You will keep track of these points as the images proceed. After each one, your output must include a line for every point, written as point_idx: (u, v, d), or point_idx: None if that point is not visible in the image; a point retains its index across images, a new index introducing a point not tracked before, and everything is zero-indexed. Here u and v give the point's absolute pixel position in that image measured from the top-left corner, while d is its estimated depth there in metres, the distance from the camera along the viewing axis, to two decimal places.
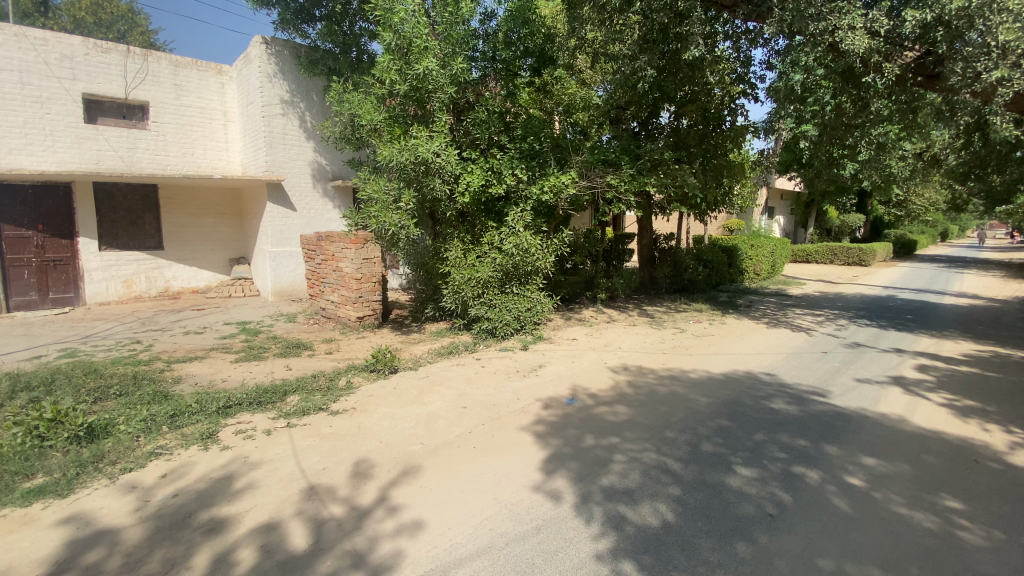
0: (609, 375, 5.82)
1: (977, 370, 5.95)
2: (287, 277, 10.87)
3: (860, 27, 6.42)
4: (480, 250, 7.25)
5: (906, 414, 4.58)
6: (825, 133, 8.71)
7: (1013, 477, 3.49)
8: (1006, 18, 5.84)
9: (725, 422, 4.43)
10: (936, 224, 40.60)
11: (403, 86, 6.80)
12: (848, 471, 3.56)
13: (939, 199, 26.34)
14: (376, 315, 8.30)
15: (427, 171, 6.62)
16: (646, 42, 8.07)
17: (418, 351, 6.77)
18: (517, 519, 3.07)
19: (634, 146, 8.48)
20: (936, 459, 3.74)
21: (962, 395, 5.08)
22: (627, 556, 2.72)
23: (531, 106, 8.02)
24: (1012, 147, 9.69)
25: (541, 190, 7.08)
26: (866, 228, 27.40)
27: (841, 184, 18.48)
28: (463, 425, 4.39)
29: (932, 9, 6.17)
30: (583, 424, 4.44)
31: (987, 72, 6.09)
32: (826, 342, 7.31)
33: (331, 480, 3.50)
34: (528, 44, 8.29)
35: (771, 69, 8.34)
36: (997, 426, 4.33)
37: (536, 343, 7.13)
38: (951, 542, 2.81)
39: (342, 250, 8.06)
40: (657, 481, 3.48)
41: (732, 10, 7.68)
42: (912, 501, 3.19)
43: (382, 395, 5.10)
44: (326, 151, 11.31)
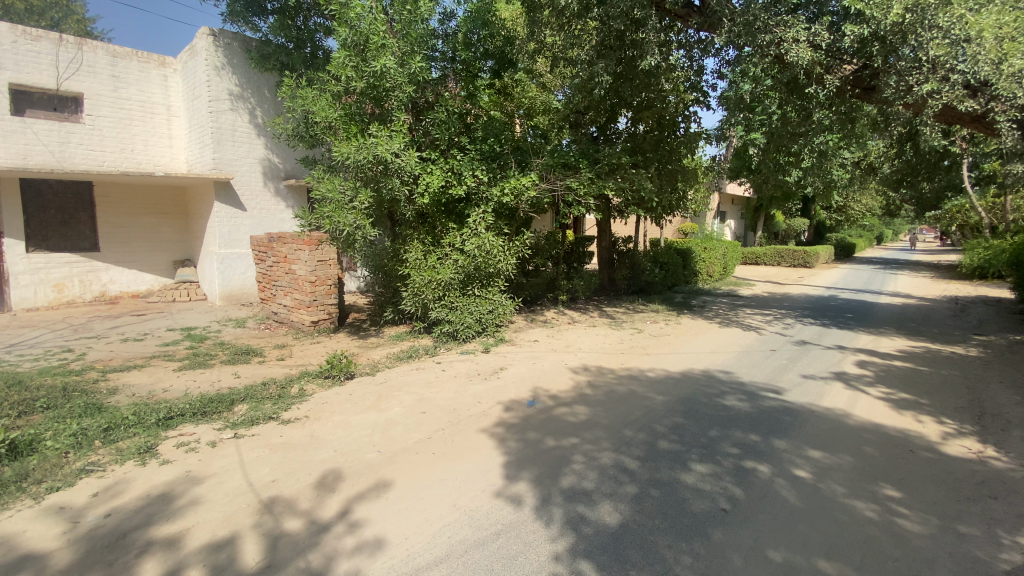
0: (570, 375, 5.87)
1: (911, 365, 6.34)
2: (236, 280, 10.38)
3: (803, 40, 6.77)
4: (441, 252, 7.14)
5: (848, 408, 4.82)
6: (772, 141, 9.11)
7: (944, 465, 3.72)
8: (936, 35, 6.26)
9: (681, 420, 4.54)
10: (872, 229, 43.41)
11: (360, 83, 6.65)
12: (796, 464, 3.71)
13: (876, 206, 28.14)
14: (332, 319, 8.05)
15: (386, 170, 6.47)
16: (604, 48, 8.26)
17: (377, 356, 6.60)
18: (476, 525, 3.00)
19: (593, 150, 8.64)
20: (875, 450, 3.95)
21: (896, 389, 5.41)
22: (585, 557, 2.71)
23: (491, 108, 7.97)
24: (941, 154, 10.43)
25: (502, 192, 7.10)
26: (810, 231, 28.67)
27: (787, 190, 19.37)
28: (423, 431, 4.30)
29: (869, 25, 6.59)
30: (544, 426, 4.43)
31: (919, 85, 6.54)
32: (775, 341, 7.62)
33: (288, 493, 3.34)
34: (488, 45, 8.05)
35: (722, 78, 8.64)
36: (929, 418, 4.62)
37: (497, 346, 7.09)
38: (892, 530, 2.95)
39: (295, 251, 7.77)
40: (615, 480, 3.51)
41: (685, 20, 8.01)
42: (854, 491, 3.35)
43: (337, 402, 4.93)
44: (278, 148, 10.88)
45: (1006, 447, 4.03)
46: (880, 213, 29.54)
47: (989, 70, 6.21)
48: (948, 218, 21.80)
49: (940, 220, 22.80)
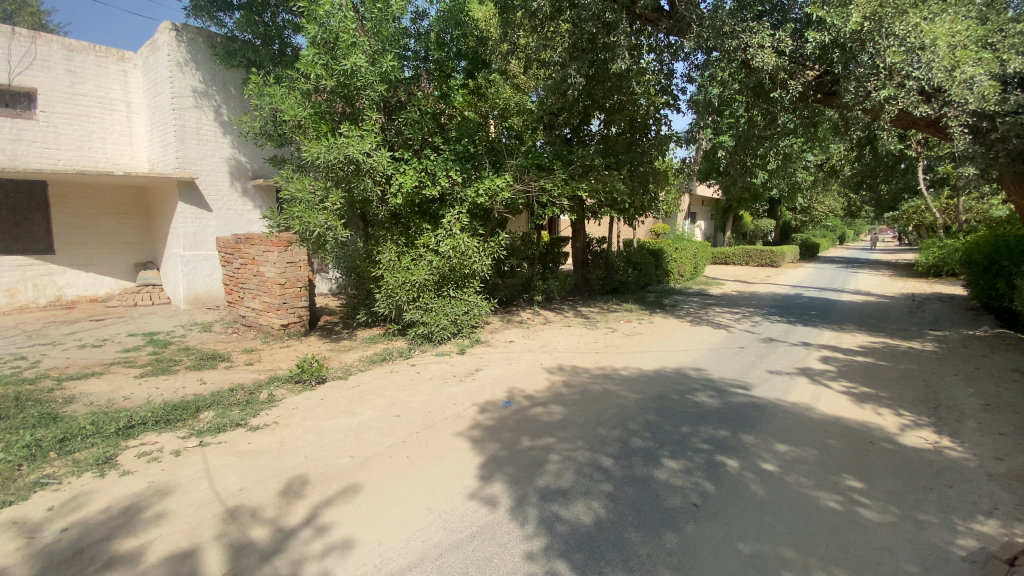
0: (545, 375, 5.89)
1: (871, 359, 6.60)
2: (202, 282, 10.06)
3: (768, 46, 6.98)
4: (415, 252, 7.07)
5: (812, 403, 4.99)
6: (740, 144, 9.36)
7: (902, 456, 3.88)
8: (892, 43, 6.55)
9: (653, 417, 4.61)
10: (834, 229, 45.00)
11: (330, 82, 6.53)
12: (763, 457, 3.81)
13: (838, 207, 29.20)
14: (303, 322, 7.88)
15: (357, 170, 6.39)
16: (576, 50, 8.33)
17: (349, 359, 6.48)
18: (450, 528, 2.98)
19: (567, 151, 8.73)
20: (838, 443, 4.09)
21: (858, 383, 5.62)
22: (560, 556, 2.72)
23: (464, 108, 7.94)
24: (898, 157, 10.89)
25: (477, 193, 7.08)
26: (777, 231, 29.57)
27: (754, 192, 19.93)
28: (396, 435, 4.24)
29: (830, 32, 6.84)
30: (519, 427, 4.43)
31: (876, 91, 6.83)
32: (744, 338, 7.82)
33: (253, 501, 3.25)
34: (461, 46, 7.90)
35: (692, 82, 8.82)
36: (888, 410, 4.81)
37: (473, 347, 7.06)
38: (852, 519, 3.06)
39: (263, 252, 7.58)
40: (589, 478, 3.54)
41: (655, 24, 8.16)
42: (817, 483, 3.47)
43: (308, 407, 4.82)
44: (245, 148, 10.60)
45: (959, 437, 4.23)
46: (842, 214, 30.67)
47: (942, 77, 6.49)
48: (904, 218, 22.80)
49: (898, 220, 23.83)
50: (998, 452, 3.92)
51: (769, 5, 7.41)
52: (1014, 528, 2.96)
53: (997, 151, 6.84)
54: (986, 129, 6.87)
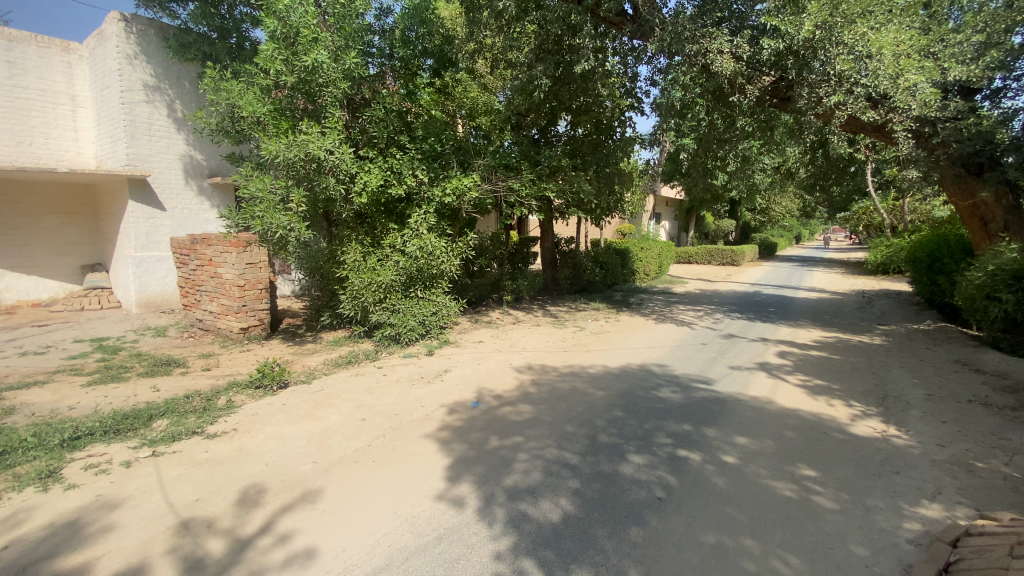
0: (514, 375, 5.90)
1: (824, 353, 6.90)
2: (155, 285, 9.61)
3: (726, 51, 7.25)
4: (381, 253, 6.96)
5: (770, 396, 5.17)
6: (701, 146, 9.63)
7: (853, 445, 4.07)
8: (841, 51, 6.88)
9: (620, 413, 4.68)
10: (790, 229, 46.85)
11: (291, 77, 6.36)
12: (724, 450, 3.93)
13: (794, 208, 30.43)
14: (263, 325, 7.64)
15: (320, 169, 6.24)
16: (543, 51, 8.44)
17: (313, 363, 6.33)
18: (416, 531, 2.94)
19: (535, 151, 8.83)
20: (794, 434, 4.25)
21: (812, 376, 5.87)
22: (528, 555, 2.73)
23: (431, 107, 7.87)
24: (848, 160, 11.42)
25: (444, 192, 7.02)
26: (737, 231, 30.59)
27: (715, 193, 20.57)
28: (361, 439, 4.16)
29: (784, 39, 7.11)
30: (488, 427, 4.42)
31: (828, 97, 7.17)
32: (706, 335, 8.05)
33: (208, 512, 3.13)
34: (426, 43, 7.68)
35: (655, 85, 9.01)
36: (839, 401, 5.04)
37: (441, 348, 7.01)
38: (807, 506, 3.19)
39: (221, 253, 7.33)
40: (557, 476, 3.56)
41: (619, 27, 8.32)
42: (774, 473, 3.60)
43: (269, 413, 4.67)
44: (201, 144, 10.21)
45: (905, 425, 4.47)
46: (796, 214, 31.95)
47: (887, 84, 6.85)
48: (855, 219, 23.95)
49: (849, 220, 25.00)
50: (940, 439, 4.16)
51: (727, 11, 7.63)
52: (953, 510, 3.15)
53: (939, 155, 7.44)
54: (927, 134, 7.48)
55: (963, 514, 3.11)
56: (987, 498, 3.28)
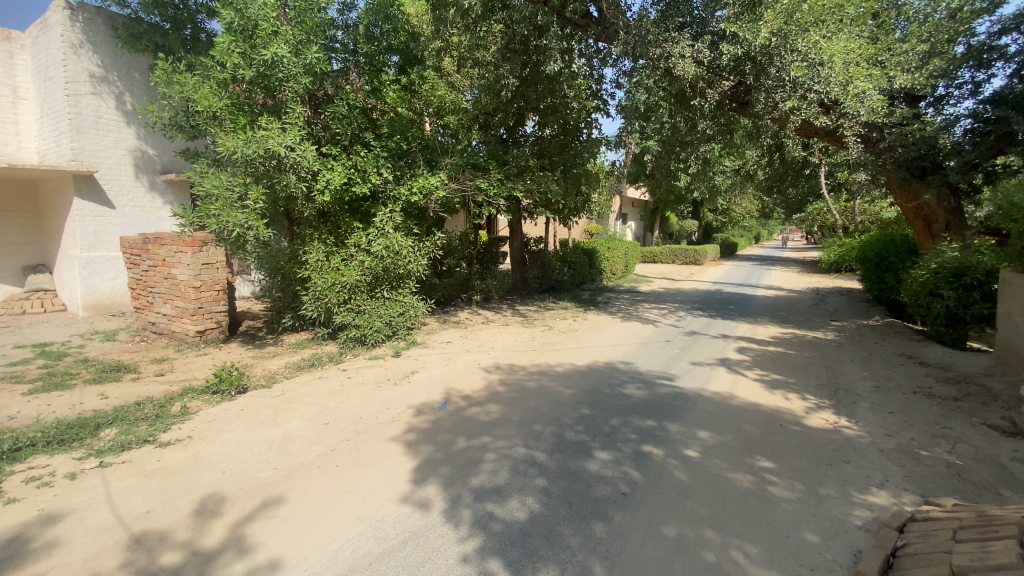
0: (482, 375, 5.88)
1: (781, 349, 7.17)
2: (103, 287, 9.12)
3: (688, 55, 7.39)
4: (345, 253, 6.81)
5: (730, 391, 5.34)
6: (665, 148, 9.85)
7: (807, 436, 4.24)
8: (795, 58, 7.17)
9: (587, 411, 4.74)
10: (750, 229, 48.51)
11: (249, 71, 6.15)
12: (686, 444, 4.03)
13: (754, 209, 31.55)
14: (221, 328, 7.36)
15: (280, 165, 6.05)
16: (509, 51, 8.47)
17: (273, 366, 6.14)
18: (382, 536, 2.90)
19: (502, 151, 8.84)
20: (753, 427, 4.40)
21: (770, 371, 6.09)
22: (494, 555, 2.73)
23: (397, 105, 7.76)
24: (802, 163, 11.92)
25: (410, 191, 6.94)
26: (700, 231, 31.46)
27: (679, 194, 21.10)
28: (324, 444, 4.07)
29: (742, 45, 7.32)
30: (455, 428, 4.39)
31: (783, 102, 7.44)
32: (670, 332, 8.24)
33: (163, 524, 3.00)
34: (392, 40, 7.55)
35: (620, 87, 9.15)
36: (794, 395, 5.25)
37: (408, 349, 6.92)
38: (764, 497, 3.31)
39: (175, 253, 7.03)
40: (524, 475, 3.57)
41: (585, 29, 8.44)
42: (734, 465, 3.71)
43: (227, 419, 4.51)
44: (152, 139, 9.76)
45: (856, 417, 4.69)
46: (755, 215, 33.12)
47: (838, 90, 7.18)
48: (810, 219, 25.01)
49: (805, 221, 26.09)
50: (887, 429, 4.38)
51: (689, 17, 7.86)
52: (900, 497, 3.32)
53: (886, 159, 7.82)
54: (875, 139, 7.80)
55: (909, 500, 3.29)
56: (930, 485, 3.48)
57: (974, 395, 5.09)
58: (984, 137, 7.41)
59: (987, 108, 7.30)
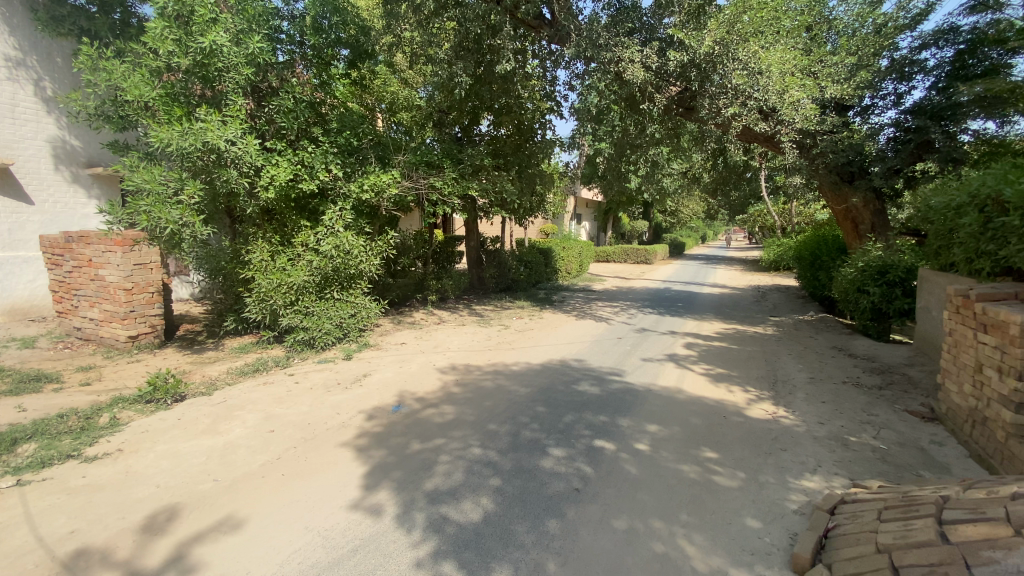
0: (437, 376, 5.82)
1: (725, 344, 7.51)
2: (21, 289, 8.28)
3: (637, 60, 7.60)
4: (292, 252, 6.58)
5: (678, 385, 5.54)
6: (617, 150, 10.10)
7: (748, 427, 4.46)
8: (737, 67, 7.54)
9: (541, 409, 4.78)
10: (696, 230, 50.48)
11: (184, 60, 5.81)
12: (636, 438, 4.15)
13: (700, 210, 32.92)
14: (157, 332, 6.93)
15: (219, 160, 5.76)
16: (462, 49, 8.44)
17: (214, 372, 5.82)
18: (330, 545, 2.82)
19: (457, 150, 8.76)
20: (698, 420, 4.58)
21: (715, 365, 6.36)
22: (447, 557, 2.71)
23: (348, 100, 7.56)
24: (743, 166, 12.57)
25: (361, 188, 6.78)
26: (650, 231, 32.48)
27: (630, 195, 21.72)
28: (269, 452, 3.91)
29: (687, 53, 7.60)
30: (409, 431, 4.32)
31: (725, 108, 7.79)
32: (622, 330, 8.45)
33: (91, 543, 2.79)
34: (341, 32, 7.30)
35: (573, 90, 9.29)
36: (737, 387, 5.51)
37: (360, 351, 6.75)
38: (709, 486, 3.46)
39: (103, 253, 6.57)
40: (478, 475, 3.56)
41: (537, 31, 8.58)
42: (681, 457, 3.85)
43: (162, 429, 4.24)
44: (76, 130, 9.05)
45: (792, 406, 4.98)
46: (701, 216, 34.54)
47: (775, 98, 7.59)
48: (751, 220, 26.33)
49: (747, 222, 27.46)
50: (820, 418, 4.68)
51: (638, 23, 8.07)
52: (831, 481, 3.55)
53: (819, 164, 8.34)
54: (808, 146, 8.40)
55: (839, 483, 3.52)
56: (858, 468, 3.73)
57: (896, 384, 5.51)
58: (905, 144, 8.03)
59: (909, 118, 7.95)
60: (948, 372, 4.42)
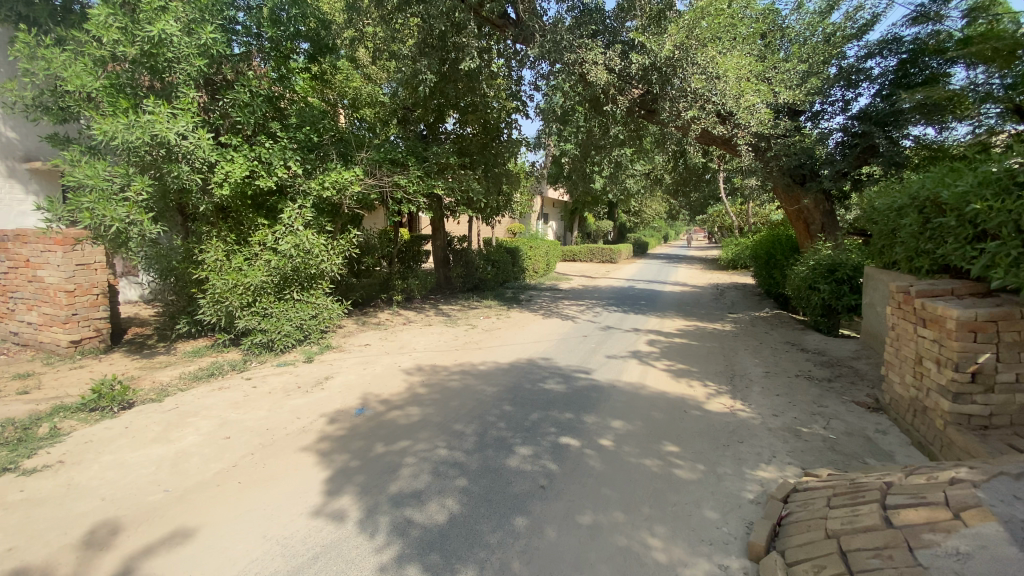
0: (402, 377, 5.75)
1: (686, 340, 7.72)
2: None
3: (600, 62, 7.77)
4: (248, 252, 6.38)
5: (641, 381, 5.66)
6: (582, 151, 10.25)
7: (708, 420, 4.60)
8: (695, 71, 7.77)
9: (507, 408, 4.79)
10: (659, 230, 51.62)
11: (131, 49, 5.54)
12: (601, 434, 4.21)
13: (662, 210, 33.73)
14: (102, 337, 6.56)
15: (169, 155, 5.52)
16: (426, 46, 8.37)
17: (164, 377, 5.56)
18: (290, 553, 2.74)
19: (422, 147, 8.63)
20: (660, 414, 4.69)
21: (677, 361, 6.53)
22: (412, 560, 2.68)
23: (308, 95, 7.37)
24: (702, 168, 12.97)
25: (322, 186, 6.61)
26: (615, 231, 33.05)
27: (595, 195, 22.06)
28: (225, 459, 3.76)
29: (648, 56, 7.80)
30: (372, 433, 4.25)
31: (685, 111, 8.02)
32: (587, 328, 8.57)
33: (28, 562, 2.62)
34: (300, 25, 7.02)
35: (539, 90, 9.33)
36: (697, 382, 5.67)
37: (322, 354, 6.58)
38: (670, 479, 3.55)
39: (41, 253, 6.18)
40: (444, 476, 3.54)
41: (502, 30, 8.63)
42: (643, 451, 3.93)
43: (108, 438, 4.03)
44: (12, 121, 8.47)
45: (748, 400, 5.17)
46: (663, 216, 35.37)
47: (732, 103, 7.83)
48: (711, 220, 27.15)
49: (707, 222, 28.30)
50: (774, 410, 4.87)
51: (601, 25, 8.19)
52: (784, 470, 3.71)
53: (773, 166, 8.72)
54: (762, 148, 8.75)
55: (791, 472, 3.67)
56: (809, 458, 3.91)
57: (844, 376, 5.80)
58: (851, 149, 8.47)
59: (856, 125, 8.44)
60: (891, 364, 4.68)
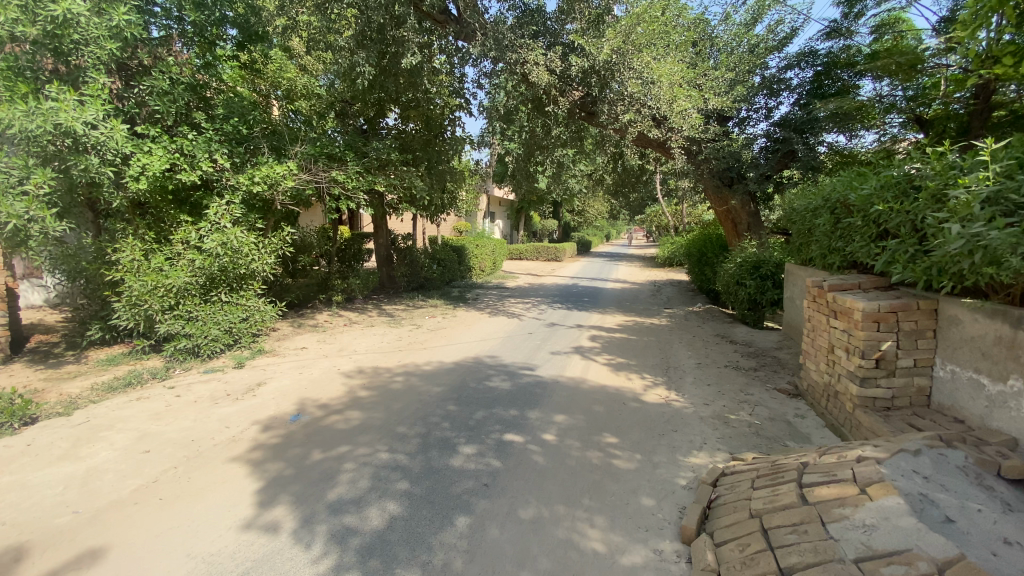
0: (343, 380, 5.57)
1: (626, 335, 7.99)
2: None
3: (541, 63, 7.92)
4: (170, 251, 5.98)
5: (583, 375, 5.81)
6: (526, 150, 10.38)
7: (645, 412, 4.79)
8: (631, 76, 8.04)
9: (451, 407, 4.77)
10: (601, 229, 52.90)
11: (30, 28, 5.02)
12: (544, 429, 4.29)
13: (604, 211, 34.64)
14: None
15: (77, 145, 5.05)
16: (364, 38, 8.14)
17: (74, 389, 5.08)
18: (218, 571, 2.59)
19: (361, 143, 8.37)
20: (601, 408, 4.84)
21: (617, 355, 6.74)
22: (351, 568, 2.61)
23: (237, 85, 6.98)
24: (641, 169, 13.44)
25: (252, 181, 6.27)
26: (559, 230, 33.61)
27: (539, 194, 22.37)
28: (144, 475, 3.50)
29: (588, 60, 8.03)
30: (309, 440, 4.09)
31: (622, 114, 8.30)
32: (532, 325, 8.67)
33: None
34: (228, 10, 6.68)
35: (481, 88, 9.31)
36: (636, 375, 5.89)
37: (256, 358, 6.26)
38: (610, 470, 3.66)
39: None
40: (386, 480, 3.47)
41: (443, 26, 8.53)
42: (584, 444, 4.04)
43: (4, 459, 3.63)
44: None
45: (682, 390, 5.43)
46: (605, 216, 36.37)
47: (666, 107, 8.19)
48: (649, 220, 28.20)
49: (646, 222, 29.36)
50: (706, 399, 5.15)
51: (542, 27, 8.32)
52: (714, 456, 3.93)
53: (704, 168, 9.22)
54: (694, 151, 9.15)
55: (720, 458, 3.90)
56: (737, 443, 4.16)
57: (767, 365, 6.22)
58: (774, 154, 9.14)
59: (777, 130, 9.15)
60: (808, 353, 5.06)
